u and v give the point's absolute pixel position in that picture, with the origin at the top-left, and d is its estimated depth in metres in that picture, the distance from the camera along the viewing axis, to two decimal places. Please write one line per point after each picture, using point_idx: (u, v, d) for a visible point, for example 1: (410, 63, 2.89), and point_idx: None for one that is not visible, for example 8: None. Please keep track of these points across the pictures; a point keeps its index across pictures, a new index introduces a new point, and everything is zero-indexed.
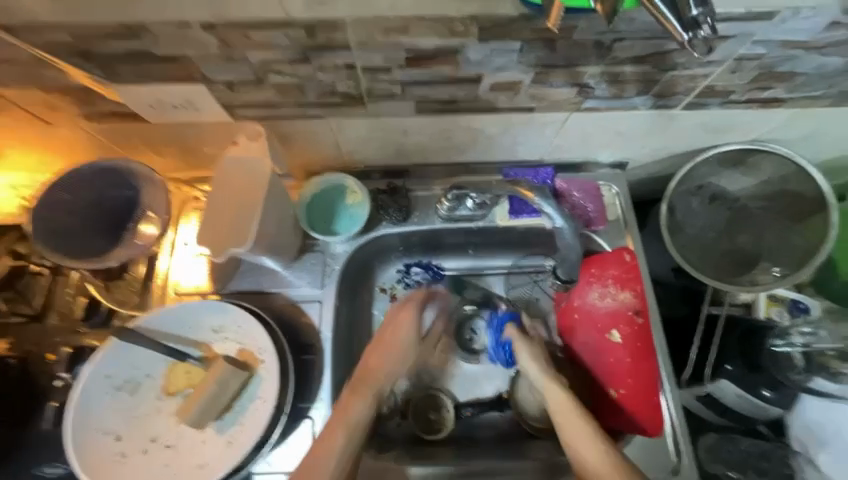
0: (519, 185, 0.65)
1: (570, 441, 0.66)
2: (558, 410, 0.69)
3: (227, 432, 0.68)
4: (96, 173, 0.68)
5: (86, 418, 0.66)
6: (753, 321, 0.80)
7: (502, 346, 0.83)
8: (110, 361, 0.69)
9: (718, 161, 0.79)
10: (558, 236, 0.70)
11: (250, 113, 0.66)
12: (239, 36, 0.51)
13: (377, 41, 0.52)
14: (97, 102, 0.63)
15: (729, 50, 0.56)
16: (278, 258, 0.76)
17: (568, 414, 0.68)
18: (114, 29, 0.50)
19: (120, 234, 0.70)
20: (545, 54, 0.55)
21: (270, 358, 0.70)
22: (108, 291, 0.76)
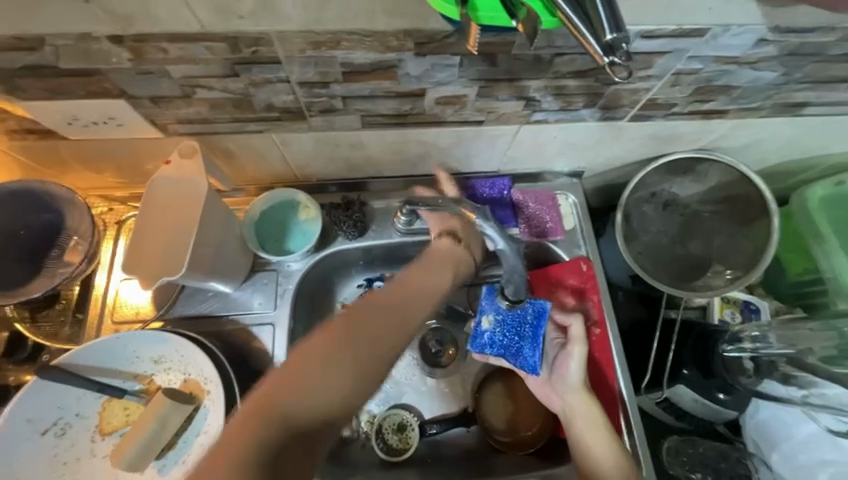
0: (462, 206, 0.59)
1: (584, 445, 0.66)
2: (581, 414, 0.68)
3: (169, 473, 0.64)
4: (10, 197, 0.62)
5: (3, 469, 0.59)
6: (707, 325, 0.83)
7: (507, 334, 0.69)
8: (32, 404, 0.62)
9: (667, 169, 0.80)
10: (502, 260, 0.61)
11: (184, 129, 0.62)
12: (155, 49, 0.47)
13: (309, 55, 0.49)
14: (7, 119, 0.58)
15: (666, 66, 0.56)
16: (226, 280, 0.72)
17: (587, 417, 0.68)
18: (9, 42, 0.45)
19: (39, 262, 0.64)
20: (486, 68, 0.54)
21: (216, 388, 0.66)
22: (35, 323, 0.70)
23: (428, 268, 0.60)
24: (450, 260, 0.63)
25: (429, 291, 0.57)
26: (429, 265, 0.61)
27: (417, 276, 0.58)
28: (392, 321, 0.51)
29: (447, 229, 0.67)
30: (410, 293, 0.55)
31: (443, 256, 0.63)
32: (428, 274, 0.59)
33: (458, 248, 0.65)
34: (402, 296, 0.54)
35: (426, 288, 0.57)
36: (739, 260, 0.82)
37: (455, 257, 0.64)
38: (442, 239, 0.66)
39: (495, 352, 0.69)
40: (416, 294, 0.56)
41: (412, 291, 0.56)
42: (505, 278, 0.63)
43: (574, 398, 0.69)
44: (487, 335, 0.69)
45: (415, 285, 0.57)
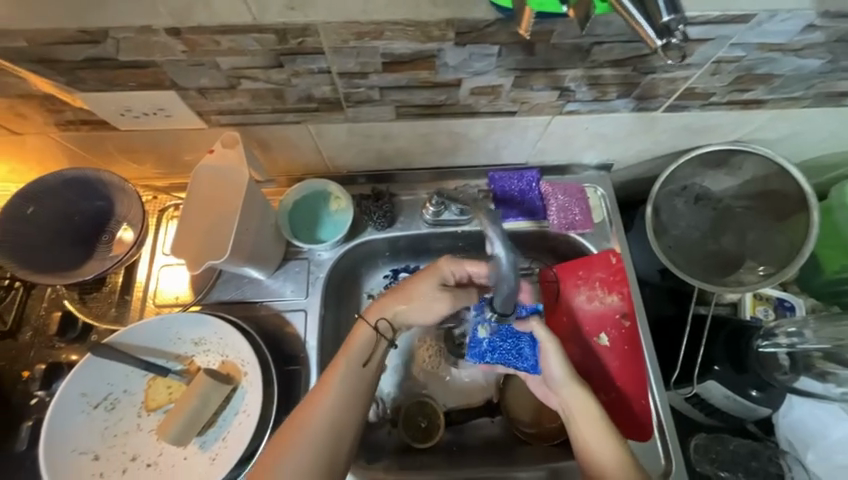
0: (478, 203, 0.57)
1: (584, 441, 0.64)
2: (576, 410, 0.65)
3: (209, 449, 0.67)
4: (65, 183, 0.66)
5: (59, 439, 0.63)
6: (739, 321, 0.82)
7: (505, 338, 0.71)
8: (85, 379, 0.66)
9: (700, 162, 0.79)
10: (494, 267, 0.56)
11: (226, 120, 0.64)
12: (207, 41, 0.49)
13: (352, 46, 0.51)
14: (64, 110, 0.61)
15: (707, 53, 0.56)
16: (259, 268, 0.74)
17: (583, 412, 0.65)
18: (75, 35, 0.48)
19: (93, 246, 0.69)
20: (524, 58, 0.55)
21: (254, 369, 0.69)
22: (84, 305, 0.74)
23: (349, 359, 0.65)
24: (366, 352, 0.66)
25: (358, 376, 0.64)
26: (350, 355, 0.65)
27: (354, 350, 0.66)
28: (326, 413, 0.61)
29: (379, 317, 0.68)
30: (339, 384, 0.63)
31: (358, 346, 0.66)
32: (353, 362, 0.65)
33: (380, 337, 0.67)
34: (335, 386, 0.63)
35: (358, 375, 0.64)
36: (773, 256, 0.79)
37: (373, 350, 0.67)
38: (363, 322, 0.68)
39: (496, 359, 0.71)
40: (349, 387, 0.63)
41: (342, 379, 0.63)
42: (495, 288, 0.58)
43: (570, 392, 0.66)
44: (485, 342, 0.71)
45: (342, 377, 0.63)
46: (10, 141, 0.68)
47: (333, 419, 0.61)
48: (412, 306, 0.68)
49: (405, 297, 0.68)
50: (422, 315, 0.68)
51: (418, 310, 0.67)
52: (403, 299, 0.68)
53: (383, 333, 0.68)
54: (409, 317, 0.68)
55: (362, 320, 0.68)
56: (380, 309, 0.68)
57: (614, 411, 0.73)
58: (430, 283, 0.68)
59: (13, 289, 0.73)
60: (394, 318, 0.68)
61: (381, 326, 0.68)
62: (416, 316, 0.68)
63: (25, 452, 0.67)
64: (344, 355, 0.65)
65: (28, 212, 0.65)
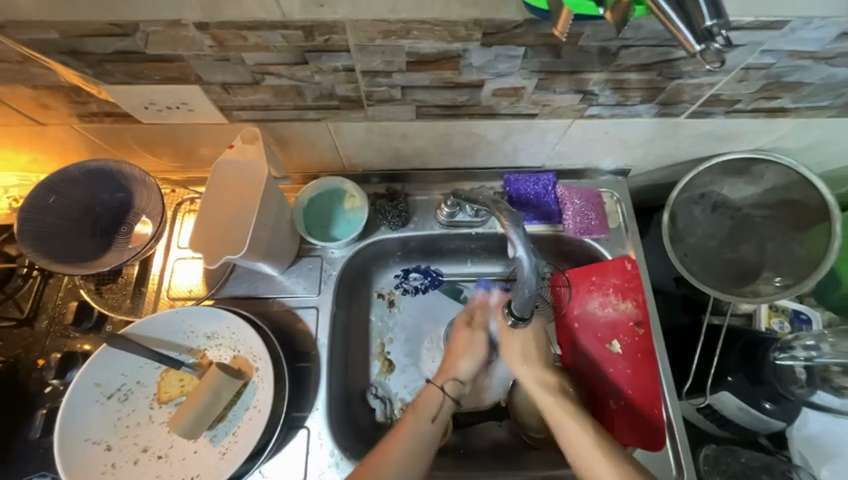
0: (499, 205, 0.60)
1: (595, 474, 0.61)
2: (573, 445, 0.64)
3: (220, 443, 0.67)
4: (87, 174, 0.67)
5: (72, 428, 0.63)
6: (755, 332, 0.80)
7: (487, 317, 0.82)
8: (100, 369, 0.66)
9: (720, 170, 0.77)
10: (517, 270, 0.59)
11: (247, 115, 0.64)
12: (235, 36, 0.49)
13: (378, 44, 0.51)
14: (89, 102, 0.61)
15: (736, 60, 0.55)
16: (273, 264, 0.74)
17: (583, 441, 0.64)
18: (106, 28, 0.49)
19: (112, 238, 0.69)
20: (549, 60, 0.54)
21: (264, 365, 0.68)
22: (99, 295, 0.74)
23: (418, 421, 0.67)
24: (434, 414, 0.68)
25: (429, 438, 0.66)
26: (418, 419, 0.67)
27: (420, 409, 0.68)
28: (398, 467, 0.61)
29: (444, 378, 0.73)
30: (408, 440, 0.64)
31: (424, 408, 0.68)
32: (423, 419, 0.67)
33: (446, 396, 0.71)
34: (407, 440, 0.64)
35: (429, 430, 0.66)
36: (793, 267, 0.77)
37: (439, 412, 0.69)
38: (431, 385, 0.72)
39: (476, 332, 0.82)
40: (417, 446, 0.64)
41: (410, 437, 0.65)
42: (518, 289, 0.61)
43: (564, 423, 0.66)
44: None
45: (411, 434, 0.65)
46: (33, 130, 0.69)
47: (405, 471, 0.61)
48: (464, 361, 0.74)
49: (454, 356, 0.75)
50: (475, 361, 0.74)
51: (470, 360, 0.74)
52: (456, 359, 0.74)
53: (450, 393, 0.71)
54: (468, 371, 0.74)
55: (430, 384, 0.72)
56: (445, 373, 0.74)
57: (627, 419, 0.72)
58: (467, 333, 0.76)
59: (31, 277, 0.74)
60: (458, 375, 0.73)
61: (450, 387, 0.72)
62: (472, 365, 0.74)
63: (38, 440, 0.67)
64: (413, 414, 0.67)
65: (50, 202, 0.66)
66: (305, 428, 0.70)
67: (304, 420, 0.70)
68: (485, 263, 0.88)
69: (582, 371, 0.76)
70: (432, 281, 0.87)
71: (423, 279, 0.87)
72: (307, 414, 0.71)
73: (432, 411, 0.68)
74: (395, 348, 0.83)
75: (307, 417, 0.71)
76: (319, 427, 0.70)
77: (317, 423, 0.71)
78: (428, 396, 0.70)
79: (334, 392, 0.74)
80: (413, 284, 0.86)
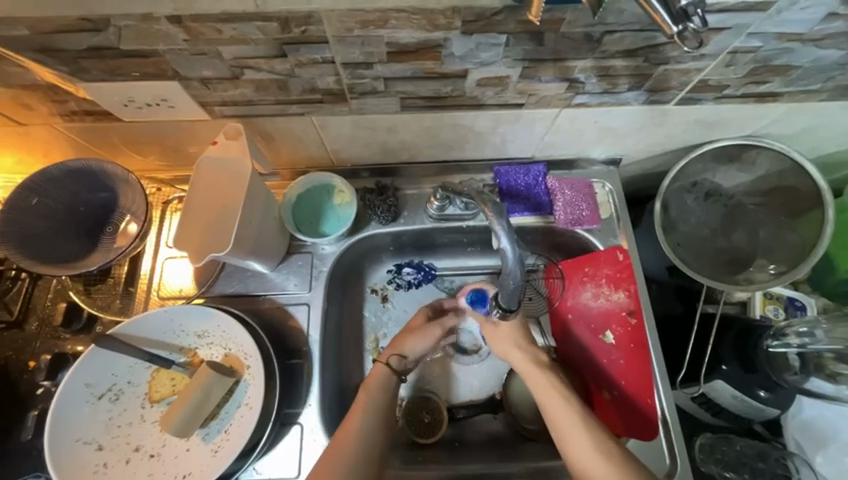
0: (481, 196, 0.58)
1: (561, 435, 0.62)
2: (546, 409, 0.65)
3: (212, 441, 0.67)
4: (69, 174, 0.66)
5: (62, 428, 0.63)
6: (748, 320, 0.80)
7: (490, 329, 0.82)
8: (89, 369, 0.66)
9: (712, 157, 0.76)
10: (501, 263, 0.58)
11: (229, 111, 0.64)
12: (211, 30, 0.49)
13: (356, 34, 0.50)
14: (68, 101, 0.61)
15: (723, 44, 0.54)
16: (263, 261, 0.74)
17: (550, 403, 0.65)
18: (77, 23, 0.48)
19: (98, 239, 0.69)
20: (532, 47, 0.53)
21: (255, 362, 0.68)
22: (89, 296, 0.74)
23: (370, 396, 0.67)
24: (385, 388, 0.69)
25: (382, 407, 0.67)
26: (369, 398, 0.67)
27: (373, 389, 0.68)
28: (358, 436, 0.63)
29: (391, 353, 0.73)
30: (367, 410, 0.66)
31: (376, 386, 0.69)
32: (374, 395, 0.68)
33: (395, 373, 0.72)
34: (365, 412, 0.65)
35: (380, 401, 0.67)
36: (787, 254, 0.76)
37: (389, 387, 0.70)
38: (378, 363, 0.72)
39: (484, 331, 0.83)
40: (372, 418, 0.65)
41: (368, 406, 0.66)
42: (501, 281, 0.61)
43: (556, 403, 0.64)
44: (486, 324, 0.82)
45: (368, 409, 0.66)
46: (15, 131, 0.68)
47: (365, 440, 0.63)
48: (414, 340, 0.74)
49: (405, 334, 0.75)
50: (425, 343, 0.75)
51: (416, 342, 0.74)
52: (407, 335, 0.75)
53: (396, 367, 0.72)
54: (415, 349, 0.74)
55: (376, 362, 0.72)
56: (392, 347, 0.74)
57: (618, 409, 0.72)
58: (421, 319, 0.77)
59: (20, 279, 0.74)
60: (405, 352, 0.74)
61: (394, 362, 0.72)
62: (419, 346, 0.74)
63: (31, 441, 0.67)
64: (364, 393, 0.68)
65: (34, 203, 0.65)
66: (298, 424, 0.70)
67: (297, 416, 0.70)
68: (479, 256, 0.88)
69: (574, 362, 0.76)
70: (425, 276, 0.86)
71: (416, 274, 0.86)
72: (300, 410, 0.71)
73: (383, 385, 0.69)
74: (389, 343, 0.83)
75: (301, 413, 0.71)
76: (313, 422, 0.70)
77: (310, 419, 0.71)
78: (376, 374, 0.71)
79: (326, 388, 0.74)
80: (406, 279, 0.86)
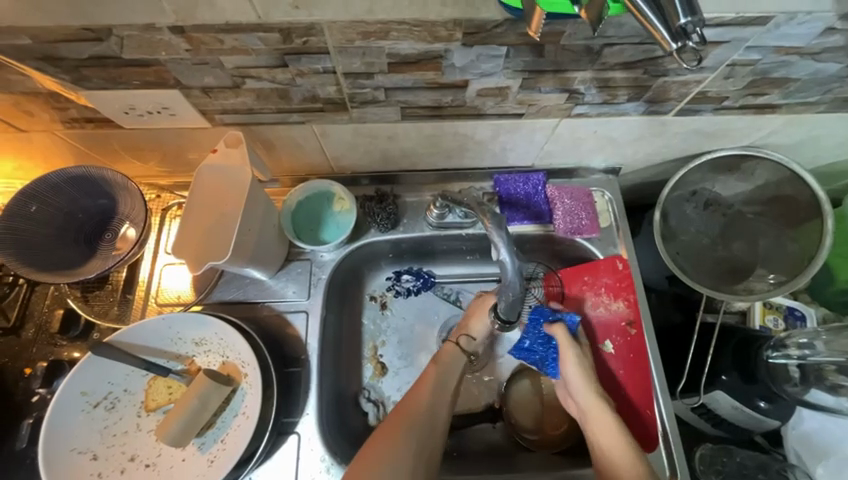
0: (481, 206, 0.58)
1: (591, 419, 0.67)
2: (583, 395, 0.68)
3: (208, 451, 0.66)
4: (68, 181, 0.66)
5: (56, 438, 0.63)
6: (749, 331, 0.79)
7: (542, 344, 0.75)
8: (86, 377, 0.66)
9: (711, 167, 0.77)
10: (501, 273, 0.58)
11: (230, 119, 0.64)
12: (213, 40, 0.49)
13: (357, 45, 0.50)
14: (69, 108, 0.61)
15: (721, 57, 0.55)
16: (262, 268, 0.73)
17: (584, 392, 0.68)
18: (79, 33, 0.48)
19: (96, 245, 0.69)
20: (531, 59, 0.54)
21: (253, 371, 0.68)
22: (87, 303, 0.73)
23: (441, 368, 0.70)
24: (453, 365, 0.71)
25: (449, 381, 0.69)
26: (439, 370, 0.70)
27: (442, 363, 0.71)
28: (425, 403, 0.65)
29: (458, 333, 0.75)
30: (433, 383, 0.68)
31: (447, 360, 0.71)
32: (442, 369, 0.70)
33: (463, 353, 0.73)
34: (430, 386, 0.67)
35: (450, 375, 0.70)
36: (786, 264, 0.76)
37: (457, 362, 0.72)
38: (449, 341, 0.74)
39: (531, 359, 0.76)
40: (440, 392, 0.67)
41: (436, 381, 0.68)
42: (501, 291, 0.61)
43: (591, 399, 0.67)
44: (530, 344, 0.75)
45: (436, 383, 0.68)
46: (16, 137, 0.68)
47: (436, 409, 0.65)
48: (481, 322, 0.75)
49: (472, 315, 0.76)
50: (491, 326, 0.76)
51: (483, 324, 0.75)
52: (472, 316, 0.76)
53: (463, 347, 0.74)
54: (482, 330, 0.75)
55: (446, 341, 0.74)
56: (459, 329, 0.76)
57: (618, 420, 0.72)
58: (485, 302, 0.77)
59: (17, 286, 0.74)
60: (471, 332, 0.75)
61: (463, 341, 0.74)
62: (486, 329, 0.75)
63: (25, 449, 0.67)
64: (434, 364, 0.70)
65: (32, 210, 0.65)
66: (296, 433, 0.69)
67: (294, 425, 0.70)
68: (479, 264, 0.87)
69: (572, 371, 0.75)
70: (425, 283, 0.86)
71: (415, 281, 0.86)
72: (297, 420, 0.70)
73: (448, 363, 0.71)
74: (388, 351, 0.82)
75: (298, 422, 0.70)
76: (310, 432, 0.70)
77: (307, 429, 0.70)
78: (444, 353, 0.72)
79: (325, 397, 0.74)
80: (405, 286, 0.86)
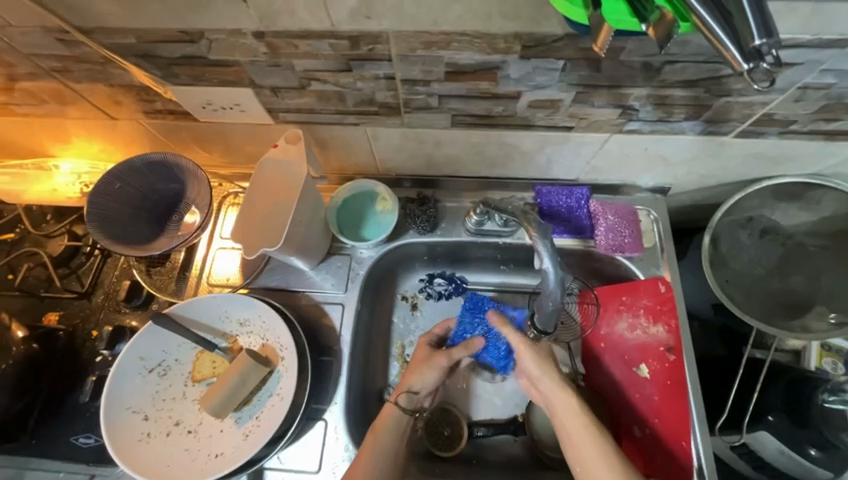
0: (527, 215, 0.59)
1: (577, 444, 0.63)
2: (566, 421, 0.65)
3: (244, 425, 0.70)
4: (148, 165, 0.73)
5: (115, 395, 0.69)
6: (799, 370, 0.73)
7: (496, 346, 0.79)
8: (146, 344, 0.72)
9: (771, 193, 0.73)
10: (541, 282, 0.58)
11: (291, 117, 0.68)
12: (287, 45, 0.53)
13: (419, 54, 0.53)
14: (155, 100, 0.68)
15: (793, 78, 0.53)
16: (305, 259, 0.77)
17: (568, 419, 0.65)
18: (175, 35, 0.54)
19: (165, 226, 0.75)
20: (588, 74, 0.54)
21: (290, 355, 0.72)
22: (149, 276, 0.81)
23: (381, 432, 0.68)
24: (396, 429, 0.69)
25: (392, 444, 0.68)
26: (379, 435, 0.68)
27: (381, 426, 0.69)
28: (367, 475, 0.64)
29: (397, 392, 0.72)
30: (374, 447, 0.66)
31: (386, 425, 0.69)
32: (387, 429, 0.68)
33: (404, 412, 0.71)
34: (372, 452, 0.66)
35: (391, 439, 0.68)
36: None
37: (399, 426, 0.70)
38: (389, 403, 0.71)
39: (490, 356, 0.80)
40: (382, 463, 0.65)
41: (377, 447, 0.66)
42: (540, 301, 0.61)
43: (589, 451, 0.61)
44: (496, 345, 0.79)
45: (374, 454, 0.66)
46: (106, 124, 0.76)
47: None
48: (421, 374, 0.73)
49: (412, 369, 0.74)
50: (433, 378, 0.73)
51: (421, 377, 0.73)
52: (412, 370, 0.74)
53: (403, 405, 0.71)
54: (423, 385, 0.73)
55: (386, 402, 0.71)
56: (400, 386, 0.73)
57: (649, 449, 0.69)
58: (426, 352, 0.76)
59: (93, 255, 0.82)
60: (412, 388, 0.73)
61: (403, 400, 0.72)
62: (427, 381, 0.73)
63: (86, 403, 0.74)
64: (372, 434, 0.68)
65: (116, 188, 0.73)
66: (323, 420, 0.72)
67: (323, 412, 0.73)
68: (514, 274, 0.87)
69: (603, 392, 0.74)
70: (457, 288, 0.87)
71: (448, 285, 0.87)
72: (326, 407, 0.73)
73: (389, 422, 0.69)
74: None
75: (326, 410, 0.73)
76: (336, 421, 0.72)
77: (334, 417, 0.73)
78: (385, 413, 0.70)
79: (353, 389, 0.76)
80: (437, 290, 0.87)
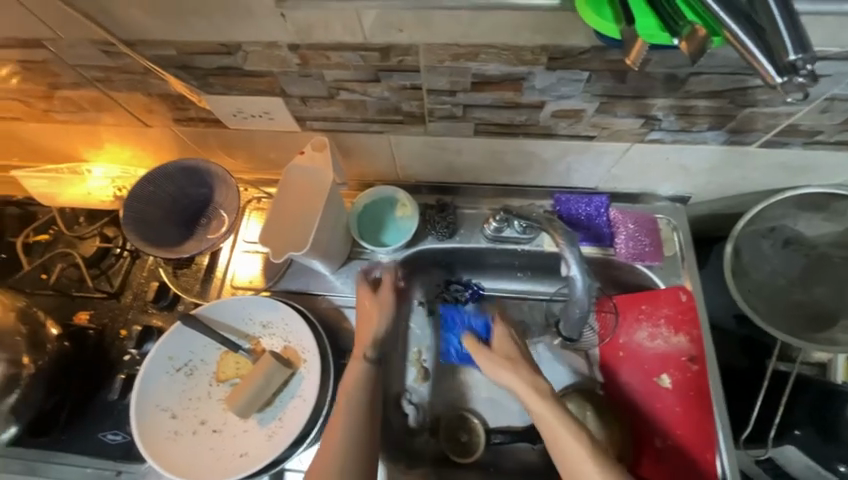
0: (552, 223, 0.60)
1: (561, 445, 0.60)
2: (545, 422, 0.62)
3: (267, 426, 0.71)
4: (180, 171, 0.76)
5: (145, 393, 0.71)
6: (828, 382, 0.71)
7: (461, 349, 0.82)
8: (174, 344, 0.75)
9: (795, 204, 0.72)
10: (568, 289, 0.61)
11: (318, 125, 0.70)
12: (320, 56, 0.56)
13: (447, 65, 0.55)
14: (189, 109, 0.71)
15: (821, 89, 0.53)
16: (327, 264, 0.79)
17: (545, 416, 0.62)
18: (214, 47, 0.57)
19: (194, 230, 0.78)
20: (612, 84, 0.55)
21: (313, 357, 0.73)
22: (176, 278, 0.83)
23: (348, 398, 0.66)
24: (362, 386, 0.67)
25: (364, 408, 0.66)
26: (348, 401, 0.66)
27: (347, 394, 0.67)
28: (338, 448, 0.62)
29: (360, 347, 0.70)
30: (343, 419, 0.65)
31: (355, 383, 0.67)
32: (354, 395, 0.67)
33: (369, 365, 0.69)
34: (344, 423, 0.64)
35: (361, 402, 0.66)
36: None
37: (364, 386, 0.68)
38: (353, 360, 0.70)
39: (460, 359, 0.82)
40: (351, 438, 0.64)
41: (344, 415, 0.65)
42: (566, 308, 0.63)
43: (573, 450, 0.59)
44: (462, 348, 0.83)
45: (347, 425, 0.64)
46: (139, 131, 0.79)
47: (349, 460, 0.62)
48: (371, 323, 0.71)
49: (365, 322, 0.72)
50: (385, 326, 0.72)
51: (376, 326, 0.71)
52: (363, 322, 0.72)
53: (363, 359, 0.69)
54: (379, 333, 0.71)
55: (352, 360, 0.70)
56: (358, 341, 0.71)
57: (670, 460, 0.69)
58: (369, 293, 0.73)
59: (122, 257, 0.85)
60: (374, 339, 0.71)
61: (367, 353, 0.70)
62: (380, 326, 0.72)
63: (115, 401, 0.76)
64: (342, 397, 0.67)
65: (149, 193, 0.76)
66: None
67: None
68: (532, 282, 0.87)
69: (624, 405, 0.73)
70: (473, 293, 0.86)
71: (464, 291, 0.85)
72: None
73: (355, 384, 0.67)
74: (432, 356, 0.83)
75: None
76: None
77: None
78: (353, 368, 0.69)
79: None
80: (453, 295, 0.86)
